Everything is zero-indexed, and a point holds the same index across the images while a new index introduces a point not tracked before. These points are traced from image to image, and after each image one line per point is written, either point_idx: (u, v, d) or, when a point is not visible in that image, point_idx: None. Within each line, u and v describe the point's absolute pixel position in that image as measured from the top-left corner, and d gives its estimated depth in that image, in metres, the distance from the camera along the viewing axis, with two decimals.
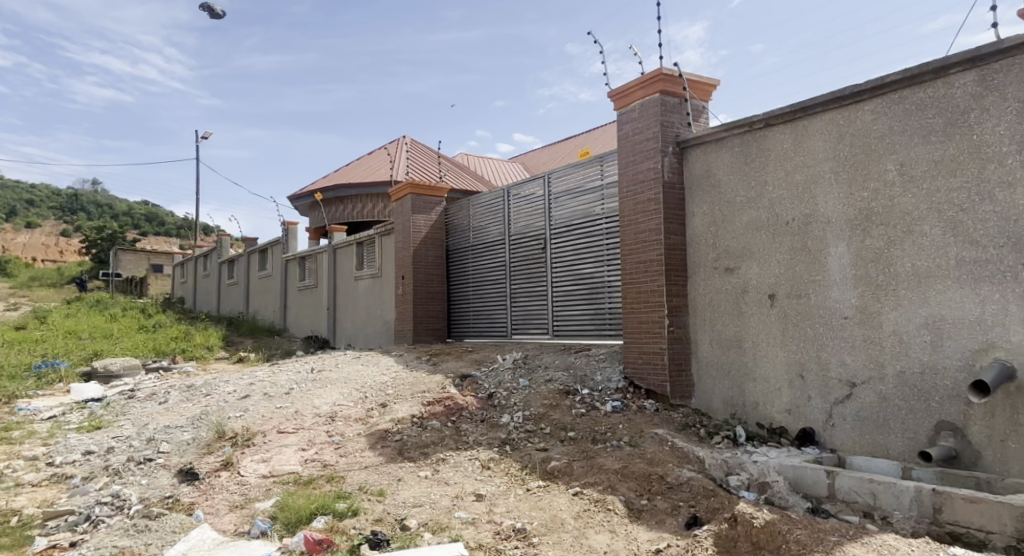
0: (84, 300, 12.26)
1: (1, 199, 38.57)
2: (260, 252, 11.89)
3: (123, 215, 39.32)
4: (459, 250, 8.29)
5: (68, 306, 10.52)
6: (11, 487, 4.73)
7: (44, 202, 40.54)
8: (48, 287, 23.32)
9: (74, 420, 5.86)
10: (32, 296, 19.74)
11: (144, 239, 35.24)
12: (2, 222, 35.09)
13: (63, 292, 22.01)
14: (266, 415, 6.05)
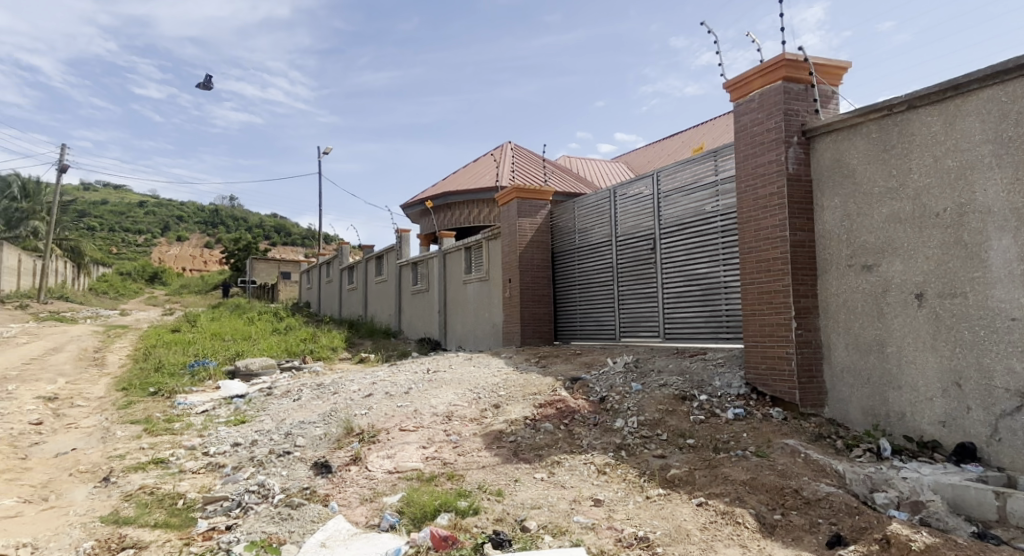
0: (226, 305, 13.58)
1: (157, 216, 43.86)
2: (376, 259, 12.54)
3: (255, 227, 43.20)
4: (565, 253, 8.25)
5: (212, 311, 11.68)
6: (175, 473, 5.29)
7: (190, 217, 45.48)
8: (196, 294, 26.15)
9: (223, 414, 6.47)
10: (186, 302, 22.25)
11: (274, 249, 38.54)
12: (158, 237, 39.87)
13: (210, 298, 24.59)
14: (388, 413, 6.34)
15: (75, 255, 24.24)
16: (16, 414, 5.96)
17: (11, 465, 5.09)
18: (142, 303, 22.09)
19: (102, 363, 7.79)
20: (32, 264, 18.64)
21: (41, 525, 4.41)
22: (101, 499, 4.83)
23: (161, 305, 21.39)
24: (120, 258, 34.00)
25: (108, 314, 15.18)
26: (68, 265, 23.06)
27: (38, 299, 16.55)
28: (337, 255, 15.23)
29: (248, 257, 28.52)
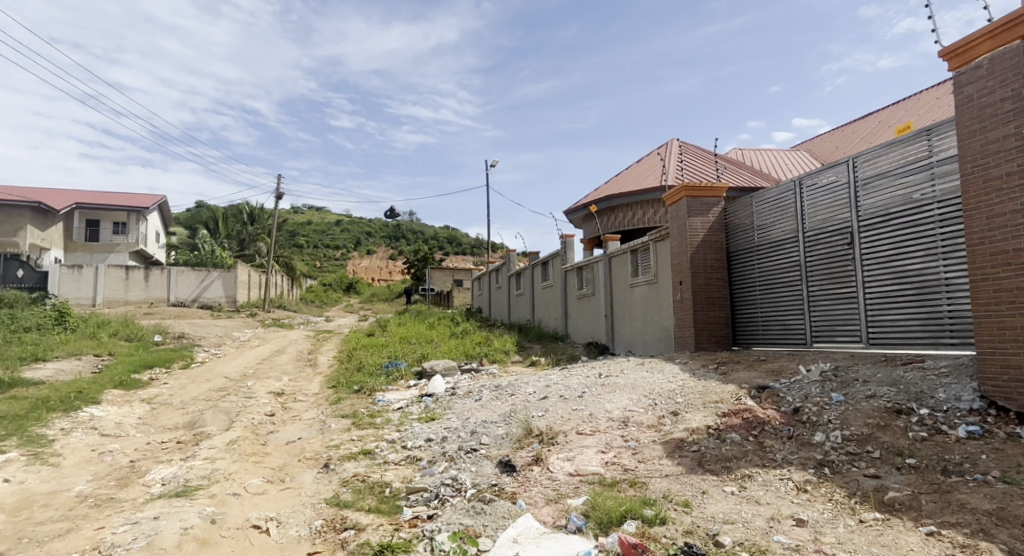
0: (410, 310, 14.86)
1: (348, 232, 49.52)
2: (542, 264, 12.87)
3: (430, 238, 46.84)
4: (743, 252, 7.76)
5: (397, 317, 12.85)
6: (381, 463, 5.87)
7: (375, 232, 50.64)
8: (385, 301, 28.98)
9: (415, 412, 7.04)
10: (378, 309, 24.78)
11: (447, 257, 41.43)
12: (350, 251, 44.99)
13: (397, 305, 27.10)
14: (565, 416, 6.43)
15: (288, 269, 28.14)
16: (256, 406, 7.04)
17: (256, 449, 6.02)
18: (343, 310, 25.08)
19: (316, 364, 8.93)
20: (259, 277, 21.99)
21: (282, 503, 5.16)
22: (324, 483, 5.52)
23: (358, 312, 23.96)
24: (323, 271, 38.77)
25: (318, 320, 17.48)
26: (285, 279, 26.97)
27: (265, 309, 19.49)
28: (504, 262, 15.93)
29: (425, 267, 30.83)
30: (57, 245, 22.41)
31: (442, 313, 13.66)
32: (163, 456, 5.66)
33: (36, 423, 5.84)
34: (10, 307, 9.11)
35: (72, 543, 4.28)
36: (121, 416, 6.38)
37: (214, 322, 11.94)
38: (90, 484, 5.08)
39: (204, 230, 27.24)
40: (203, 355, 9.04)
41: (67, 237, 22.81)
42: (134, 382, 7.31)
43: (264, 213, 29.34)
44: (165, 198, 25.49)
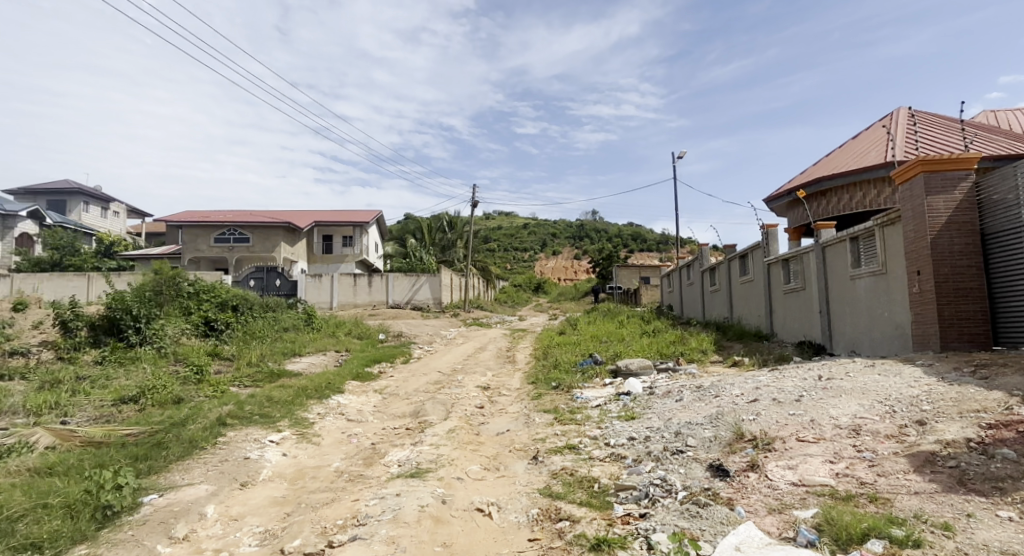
0: (601, 308, 15.01)
1: (533, 234, 51.55)
2: (740, 258, 12.14)
3: (614, 237, 46.78)
4: (1003, 234, 6.50)
5: (588, 315, 13.01)
6: (587, 459, 5.97)
7: (561, 232, 51.94)
8: (572, 300, 29.53)
9: (615, 410, 7.07)
10: (568, 308, 25.32)
11: (632, 255, 40.94)
12: (536, 252, 46.78)
13: (586, 304, 27.44)
14: (780, 421, 5.97)
15: (482, 272, 29.99)
16: (467, 399, 7.64)
17: (471, 438, 6.52)
18: (534, 310, 26.15)
19: (515, 360, 9.43)
20: (458, 281, 23.76)
21: (500, 489, 5.52)
22: (535, 474, 5.78)
23: (549, 311, 24.63)
24: (512, 273, 40.81)
25: (514, 319, 18.51)
26: (481, 281, 28.91)
27: (465, 309, 21.11)
28: (697, 257, 15.31)
29: (612, 265, 30.75)
30: (302, 257, 26.55)
31: (633, 311, 13.58)
32: (397, 441, 6.41)
33: (300, 407, 6.99)
34: (274, 310, 11.00)
35: (337, 510, 5.03)
36: (361, 404, 7.37)
37: (425, 321, 13.21)
38: (344, 461, 5.93)
39: (411, 239, 30.19)
40: (418, 351, 10.07)
41: (307, 251, 26.82)
42: (368, 375, 8.38)
43: (460, 220, 31.59)
44: (380, 212, 28.67)
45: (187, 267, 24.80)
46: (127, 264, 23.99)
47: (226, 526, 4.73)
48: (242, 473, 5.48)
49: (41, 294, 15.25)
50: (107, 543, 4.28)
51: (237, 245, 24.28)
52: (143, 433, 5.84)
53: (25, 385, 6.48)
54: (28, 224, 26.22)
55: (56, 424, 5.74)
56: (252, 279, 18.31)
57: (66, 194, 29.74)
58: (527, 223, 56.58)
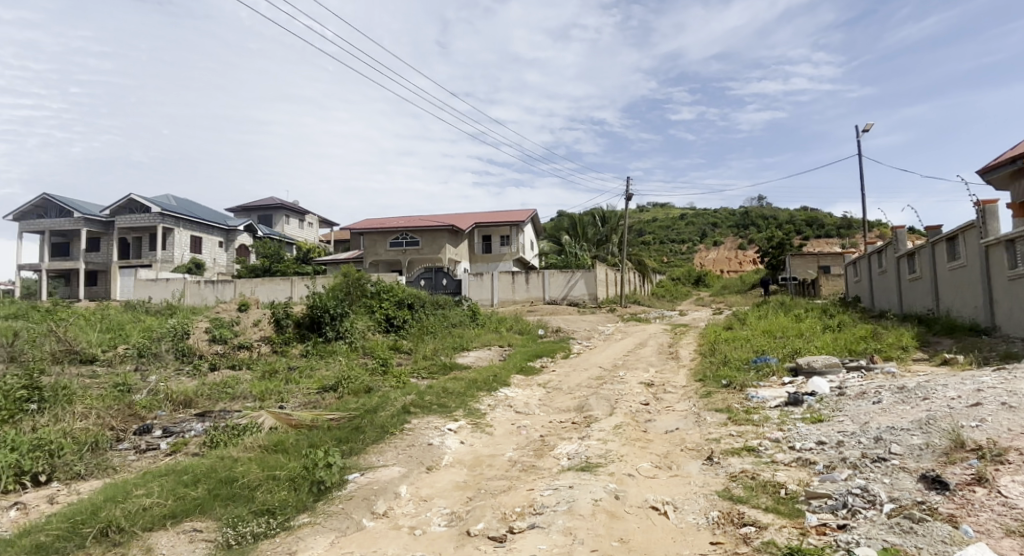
0: (775, 301, 13.97)
1: (691, 225, 49.46)
2: (948, 241, 10.57)
3: (784, 224, 43.21)
4: None
5: (757, 309, 12.18)
6: (769, 463, 5.57)
7: (723, 221, 49.10)
8: (739, 294, 27.77)
9: (797, 411, 6.53)
10: (736, 302, 23.86)
11: (807, 243, 37.42)
12: (695, 244, 44.83)
13: (755, 297, 25.64)
14: (1014, 429, 5.07)
15: (637, 266, 29.31)
16: (632, 395, 7.53)
17: (640, 435, 6.42)
18: (695, 304, 25.06)
19: (679, 357, 9.11)
20: (614, 276, 23.53)
21: (675, 489, 5.34)
22: (712, 475, 5.52)
23: (712, 305, 23.30)
24: (670, 267, 39.51)
25: (677, 314, 17.90)
26: (637, 277, 28.34)
27: (623, 305, 20.90)
28: (891, 242, 13.60)
29: (785, 254, 28.41)
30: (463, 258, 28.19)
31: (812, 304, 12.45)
32: (565, 434, 6.50)
33: (473, 399, 7.39)
34: (443, 307, 11.76)
35: (514, 498, 5.23)
36: (527, 397, 7.61)
37: (583, 317, 13.29)
38: (516, 452, 6.14)
39: (565, 235, 30.46)
40: (578, 347, 10.15)
41: (466, 252, 28.37)
42: (531, 369, 8.63)
43: (614, 214, 31.13)
44: (533, 210, 29.28)
45: (368, 270, 27.35)
46: (320, 269, 27.07)
47: (418, 506, 5.15)
48: (427, 458, 5.93)
49: (260, 295, 17.80)
50: (324, 514, 4.88)
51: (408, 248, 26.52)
52: (344, 418, 6.57)
53: (250, 374, 7.62)
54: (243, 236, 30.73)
55: (276, 408, 6.66)
56: (423, 279, 19.94)
57: (271, 209, 34.35)
58: (683, 215, 54.15)
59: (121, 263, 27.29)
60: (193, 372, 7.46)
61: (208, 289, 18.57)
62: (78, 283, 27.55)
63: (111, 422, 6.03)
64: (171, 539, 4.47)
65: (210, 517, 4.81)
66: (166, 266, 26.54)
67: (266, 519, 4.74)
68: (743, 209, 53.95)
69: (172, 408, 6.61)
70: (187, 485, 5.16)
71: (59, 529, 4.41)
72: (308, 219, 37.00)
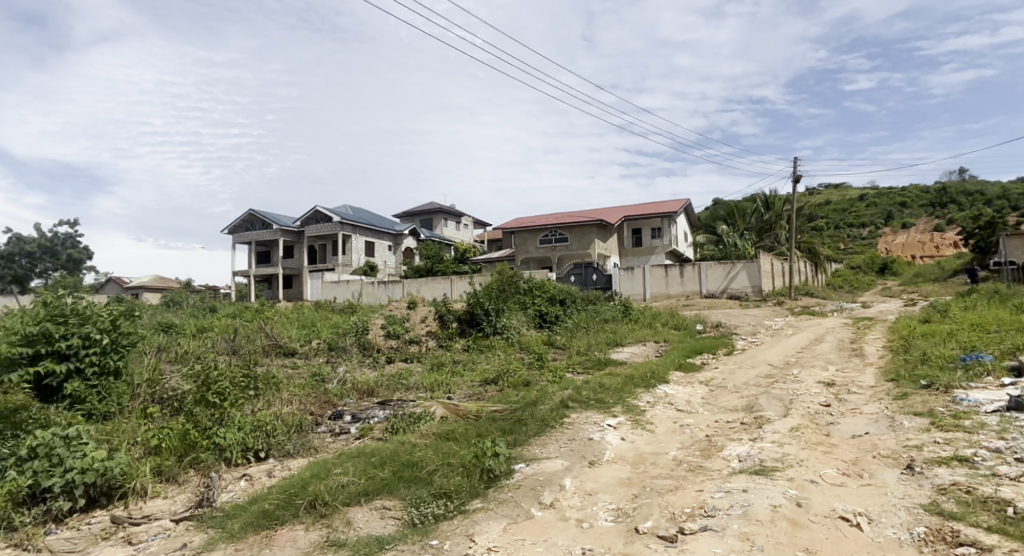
0: (986, 290, 12.03)
1: (872, 207, 44.24)
2: None
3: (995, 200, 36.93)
4: None
5: (959, 300, 10.59)
6: (990, 476, 4.78)
7: (915, 201, 43.17)
8: (937, 282, 24.27)
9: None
10: (934, 291, 20.92)
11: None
12: (877, 228, 40.05)
13: (959, 286, 22.23)
14: None
15: (806, 253, 26.78)
16: (809, 395, 6.94)
17: (821, 439, 5.87)
18: (881, 295, 22.38)
19: (863, 354, 8.21)
20: (782, 266, 21.83)
21: (869, 499, 4.78)
22: (914, 486, 4.86)
23: (901, 296, 20.55)
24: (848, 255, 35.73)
25: (862, 306, 16.16)
26: (809, 266, 26.07)
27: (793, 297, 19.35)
28: None
29: (997, 234, 24.29)
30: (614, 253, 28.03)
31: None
32: (734, 435, 6.16)
33: (631, 395, 7.30)
34: (594, 302, 11.79)
35: (683, 498, 5.04)
36: (690, 394, 7.34)
37: (746, 311, 12.52)
38: (681, 451, 5.94)
39: (723, 225, 28.95)
40: (743, 342, 9.59)
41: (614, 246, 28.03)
42: (692, 365, 8.32)
43: (779, 200, 28.94)
44: (688, 200, 28.23)
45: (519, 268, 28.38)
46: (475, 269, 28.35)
47: (584, 500, 5.18)
48: (589, 452, 5.96)
49: (424, 294, 19.15)
50: (496, 501, 5.11)
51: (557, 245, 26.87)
52: (506, 410, 6.83)
53: (420, 366, 8.23)
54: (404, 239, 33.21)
55: (445, 399, 7.11)
56: (572, 276, 20.26)
57: (429, 213, 36.73)
58: (861, 196, 48.32)
59: (308, 268, 30.94)
60: (372, 364, 8.25)
61: (381, 289, 20.33)
62: (276, 286, 31.81)
63: (310, 408, 6.86)
64: (365, 515, 4.97)
65: (397, 496, 5.27)
66: (344, 270, 29.83)
67: (444, 501, 5.08)
68: (938, 185, 46.75)
69: (357, 396, 7.34)
70: (375, 466, 5.71)
71: (278, 500, 5.10)
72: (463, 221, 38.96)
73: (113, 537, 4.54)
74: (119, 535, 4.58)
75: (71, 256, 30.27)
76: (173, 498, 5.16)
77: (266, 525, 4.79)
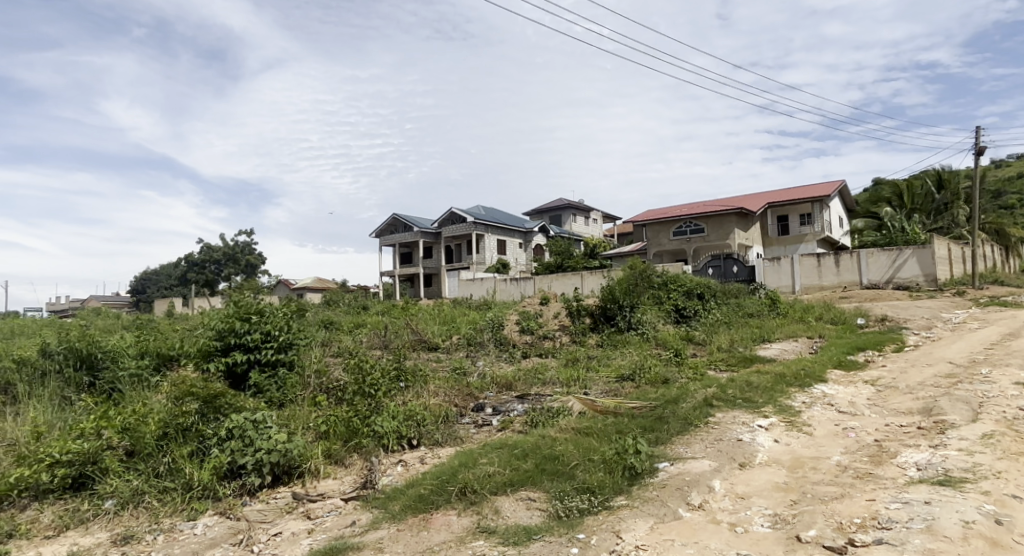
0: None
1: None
2: None
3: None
4: None
5: None
6: None
7: None
8: None
9: None
10: None
11: None
12: None
13: None
14: None
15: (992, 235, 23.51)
16: (1004, 398, 6.04)
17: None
18: None
19: None
20: (960, 251, 19.24)
21: None
22: None
23: None
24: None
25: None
26: (998, 250, 22.71)
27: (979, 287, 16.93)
28: None
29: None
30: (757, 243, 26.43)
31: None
32: (909, 440, 5.52)
33: (783, 394, 6.83)
34: (736, 296, 11.28)
35: (851, 507, 4.60)
36: (852, 395, 6.71)
37: (920, 303, 11.19)
38: (846, 457, 5.43)
39: (886, 208, 26.16)
40: (915, 338, 8.57)
41: (758, 236, 26.31)
42: (853, 364, 7.61)
43: (955, 176, 25.55)
44: (844, 181, 25.88)
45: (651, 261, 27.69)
46: (605, 262, 27.97)
47: (736, 503, 4.92)
48: (739, 454, 5.65)
49: (556, 289, 19.35)
50: (641, 499, 5.02)
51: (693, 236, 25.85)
52: (646, 407, 6.70)
53: (555, 361, 8.33)
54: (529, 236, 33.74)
55: (582, 394, 7.12)
56: (710, 268, 19.51)
57: (557, 209, 37.10)
58: None
59: (445, 266, 32.56)
60: (510, 359, 8.48)
61: (515, 285, 20.80)
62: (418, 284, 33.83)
63: (455, 400, 7.21)
64: (512, 505, 5.12)
65: (541, 488, 5.37)
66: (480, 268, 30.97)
67: (588, 496, 5.09)
68: None
69: (497, 390, 7.58)
70: (519, 457, 5.87)
71: (432, 486, 5.42)
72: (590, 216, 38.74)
73: (295, 511, 5.08)
74: (300, 509, 5.12)
75: (249, 261, 34.35)
76: (341, 479, 5.67)
77: (422, 509, 5.10)
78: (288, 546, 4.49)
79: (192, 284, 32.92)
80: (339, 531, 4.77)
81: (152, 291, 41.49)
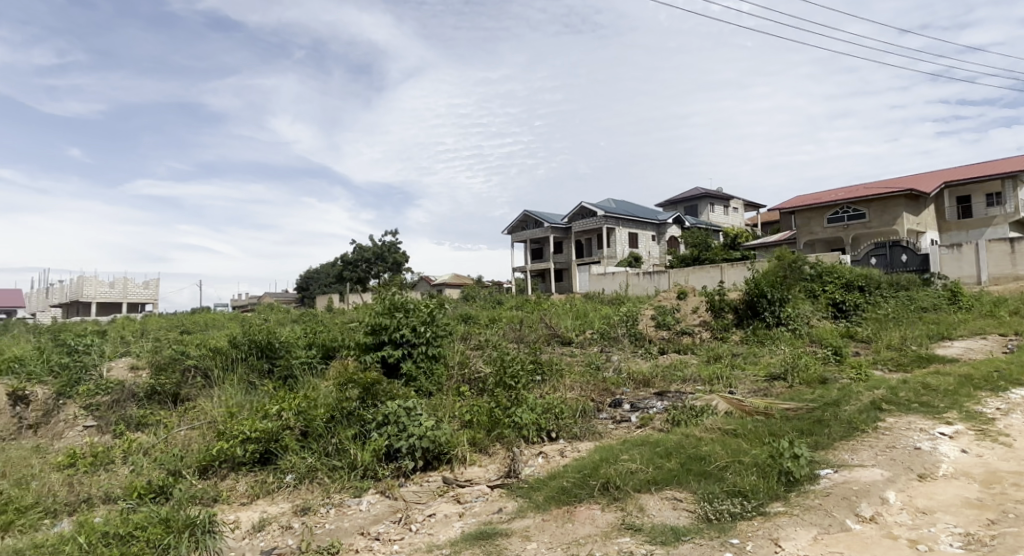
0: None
1: None
2: None
3: None
4: None
5: None
6: None
7: None
8: None
9: None
10: None
11: None
12: None
13: None
14: None
15: None
16: None
17: None
18: None
19: None
20: None
21: None
22: None
23: None
24: None
25: None
26: None
27: None
28: None
29: None
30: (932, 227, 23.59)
31: None
32: None
33: (971, 400, 6.00)
34: (908, 288, 10.22)
35: None
36: None
37: None
38: None
39: None
40: None
41: (932, 219, 23.45)
42: None
43: None
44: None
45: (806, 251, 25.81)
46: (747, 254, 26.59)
47: (916, 518, 4.39)
48: (918, 464, 5.04)
49: (693, 283, 18.69)
50: (801, 506, 4.65)
51: (853, 222, 23.66)
52: (802, 409, 6.22)
53: (696, 358, 8.01)
54: (657, 229, 32.77)
55: (727, 393, 6.78)
56: (874, 257, 17.88)
57: (693, 199, 35.78)
58: None
59: (577, 261, 32.69)
60: (646, 355, 8.30)
61: (647, 278, 20.41)
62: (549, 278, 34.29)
63: (591, 395, 7.19)
64: (658, 503, 4.99)
65: (687, 489, 5.17)
66: (610, 262, 30.66)
67: (740, 500, 4.82)
68: None
69: (634, 386, 7.45)
70: (662, 456, 5.71)
71: (574, 479, 5.45)
72: (726, 204, 36.59)
73: (446, 495, 5.34)
74: (451, 493, 5.38)
75: (396, 260, 36.90)
76: (486, 467, 5.87)
77: (566, 501, 5.13)
78: (443, 527, 4.74)
79: (348, 281, 36.41)
80: (488, 517, 4.94)
81: (314, 288, 46.22)
